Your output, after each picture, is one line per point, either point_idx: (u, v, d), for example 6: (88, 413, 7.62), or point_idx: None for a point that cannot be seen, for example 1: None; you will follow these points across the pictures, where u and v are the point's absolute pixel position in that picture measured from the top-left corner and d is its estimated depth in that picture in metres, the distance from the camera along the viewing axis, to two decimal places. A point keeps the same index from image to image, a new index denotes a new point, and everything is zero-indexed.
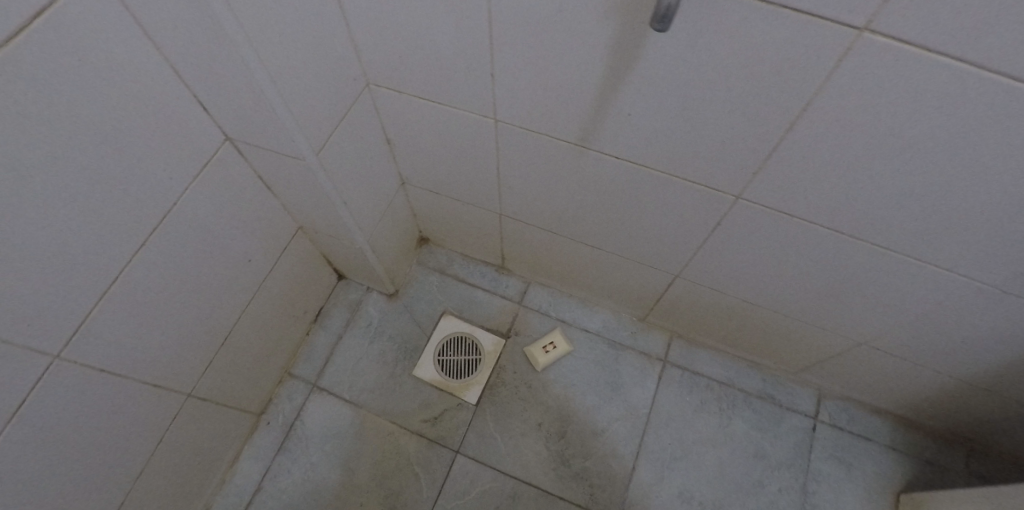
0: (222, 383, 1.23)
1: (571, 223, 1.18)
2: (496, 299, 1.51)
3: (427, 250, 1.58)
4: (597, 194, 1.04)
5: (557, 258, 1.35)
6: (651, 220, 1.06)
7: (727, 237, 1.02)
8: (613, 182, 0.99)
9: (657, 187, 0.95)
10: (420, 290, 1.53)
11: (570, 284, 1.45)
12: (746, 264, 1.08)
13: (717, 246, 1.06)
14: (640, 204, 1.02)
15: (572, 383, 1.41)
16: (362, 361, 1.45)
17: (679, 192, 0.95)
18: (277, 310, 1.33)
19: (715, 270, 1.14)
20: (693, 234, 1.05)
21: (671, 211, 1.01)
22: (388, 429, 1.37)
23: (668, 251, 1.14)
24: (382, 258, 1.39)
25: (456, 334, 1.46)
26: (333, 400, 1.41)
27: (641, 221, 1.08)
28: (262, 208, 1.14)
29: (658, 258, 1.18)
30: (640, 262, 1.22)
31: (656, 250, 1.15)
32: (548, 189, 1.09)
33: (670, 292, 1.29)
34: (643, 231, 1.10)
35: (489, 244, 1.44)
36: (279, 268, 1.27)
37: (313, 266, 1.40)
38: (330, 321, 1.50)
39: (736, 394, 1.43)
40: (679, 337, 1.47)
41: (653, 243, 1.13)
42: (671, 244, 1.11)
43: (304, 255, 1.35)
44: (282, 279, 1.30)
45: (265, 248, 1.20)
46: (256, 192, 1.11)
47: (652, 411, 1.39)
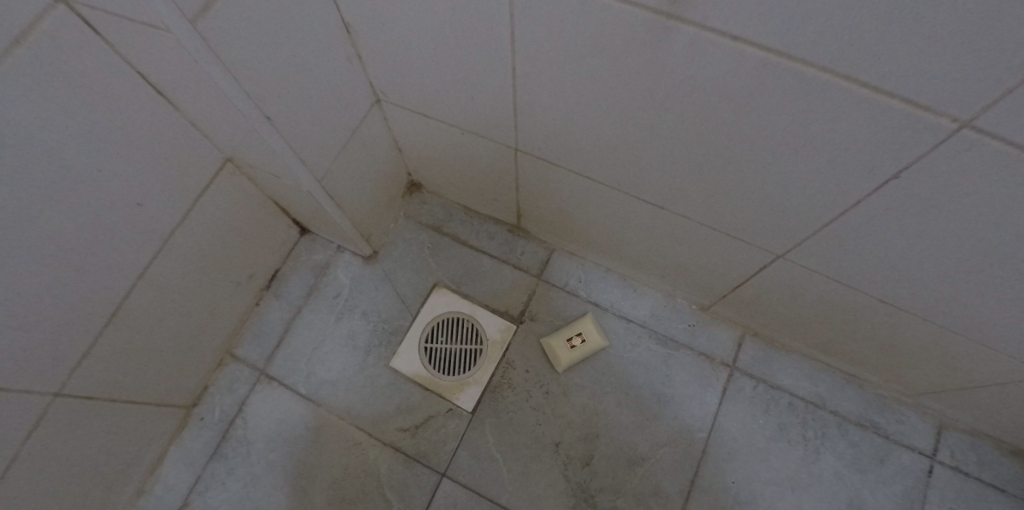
0: (116, 373, 0.88)
1: (626, 166, 0.76)
2: (507, 269, 1.10)
3: (417, 199, 1.17)
4: (680, 115, 0.62)
5: (598, 217, 0.93)
6: (766, 163, 0.62)
7: (900, 205, 0.59)
8: (713, 93, 0.56)
9: (797, 107, 0.53)
10: (405, 252, 1.13)
11: (611, 254, 1.03)
12: (912, 251, 0.66)
13: (869, 216, 0.63)
14: (750, 133, 0.59)
15: (604, 390, 1.02)
16: (324, 344, 1.09)
17: (836, 118, 0.51)
18: (200, 274, 0.96)
19: (846, 255, 0.72)
20: (835, 194, 0.62)
21: (811, 147, 0.57)
22: (353, 439, 1.02)
23: (778, 216, 0.71)
24: (347, 205, 0.99)
25: (450, 316, 1.07)
26: (285, 393, 1.07)
27: (745, 164, 0.65)
28: (148, 125, 0.74)
29: (757, 228, 0.76)
30: (725, 231, 0.80)
31: (758, 216, 0.73)
32: (596, 107, 0.67)
33: (760, 276, 0.87)
34: (745, 181, 0.67)
35: (502, 193, 1.03)
36: (197, 215, 0.90)
37: (255, 214, 1.02)
38: (286, 289, 1.14)
39: (828, 418, 1.04)
40: (759, 335, 1.06)
41: (757, 202, 0.70)
42: (790, 206, 0.68)
43: (239, 198, 0.96)
44: (204, 230, 0.92)
45: (164, 185, 0.81)
46: (139, 98, 0.71)
47: (713, 438, 1.00)
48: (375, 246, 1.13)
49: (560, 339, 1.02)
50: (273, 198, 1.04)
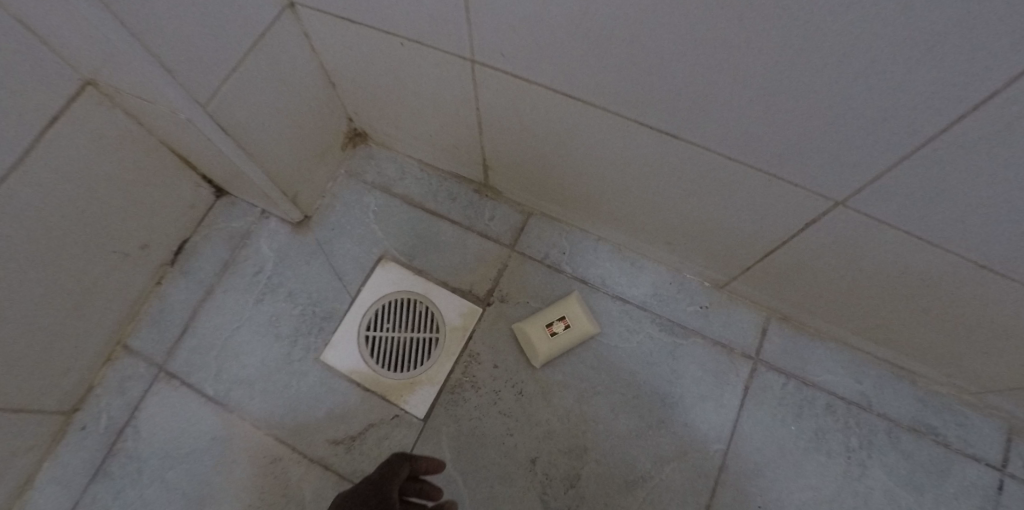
0: None
1: (629, 80, 0.53)
2: (472, 238, 0.87)
3: (362, 152, 0.94)
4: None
5: (588, 162, 0.70)
6: (844, 49, 0.39)
7: None
8: None
9: None
10: (344, 217, 0.90)
11: (604, 216, 0.81)
12: None
13: (999, 128, 0.39)
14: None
15: (593, 391, 0.80)
16: (240, 333, 0.85)
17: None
18: (55, 245, 0.71)
19: (941, 204, 0.50)
20: (951, 96, 0.38)
21: (931, 3, 0.32)
22: (273, 454, 0.79)
23: (849, 144, 0.48)
24: (256, 153, 0.74)
25: (398, 297, 0.84)
26: (189, 395, 0.84)
27: (806, 54, 0.41)
28: None
29: (808, 163, 0.52)
30: (764, 171, 0.56)
31: (816, 148, 0.50)
32: None
33: (804, 237, 0.64)
34: (804, 82, 0.43)
35: (464, 136, 0.79)
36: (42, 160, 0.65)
37: (141, 164, 0.78)
38: (197, 264, 0.90)
39: (874, 423, 0.82)
40: (789, 319, 0.84)
41: (821, 121, 0.47)
42: (874, 122, 0.44)
43: (112, 138, 0.72)
44: (54, 182, 0.67)
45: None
46: None
47: (733, 450, 0.78)
48: (306, 210, 0.89)
49: (539, 325, 0.80)
50: (168, 145, 0.81)
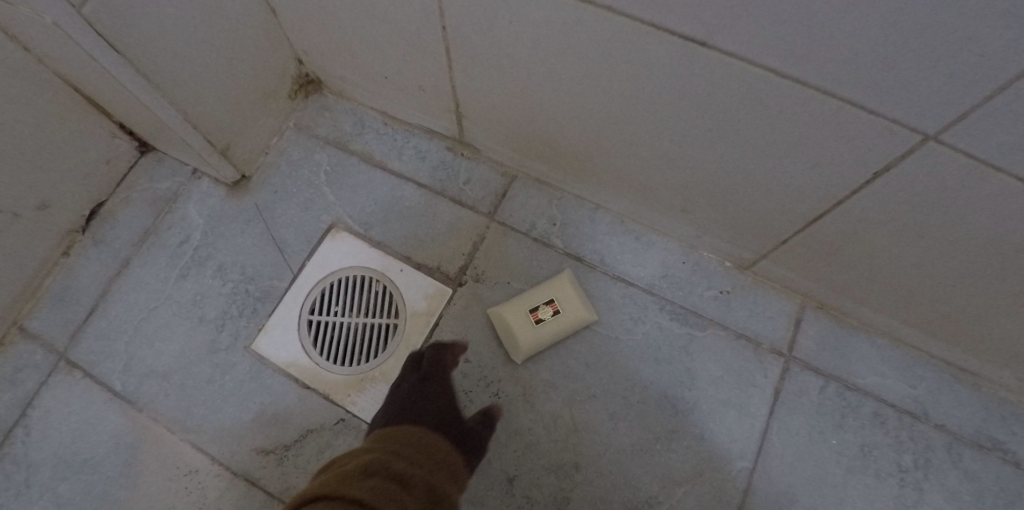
0: None
1: None
2: (443, 205, 0.72)
3: (315, 102, 0.78)
4: None
5: (583, 95, 0.53)
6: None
7: None
8: None
9: None
10: (288, 178, 0.74)
11: (603, 175, 0.65)
12: None
13: None
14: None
15: (587, 393, 0.65)
16: (158, 315, 0.70)
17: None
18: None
19: None
20: None
21: None
22: (189, 465, 0.63)
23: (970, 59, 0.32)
24: (148, 89, 0.57)
25: (351, 274, 0.69)
26: (93, 390, 0.68)
27: None
28: None
29: (899, 77, 0.36)
30: (831, 93, 0.40)
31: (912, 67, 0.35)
32: None
33: (867, 194, 0.48)
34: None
35: (431, 74, 0.64)
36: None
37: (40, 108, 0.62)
38: (111, 232, 0.75)
39: (931, 437, 0.66)
40: (827, 308, 0.68)
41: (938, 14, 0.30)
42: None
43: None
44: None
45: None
46: None
47: (760, 470, 0.63)
48: (244, 168, 0.74)
49: (521, 310, 0.64)
50: (69, 83, 0.63)
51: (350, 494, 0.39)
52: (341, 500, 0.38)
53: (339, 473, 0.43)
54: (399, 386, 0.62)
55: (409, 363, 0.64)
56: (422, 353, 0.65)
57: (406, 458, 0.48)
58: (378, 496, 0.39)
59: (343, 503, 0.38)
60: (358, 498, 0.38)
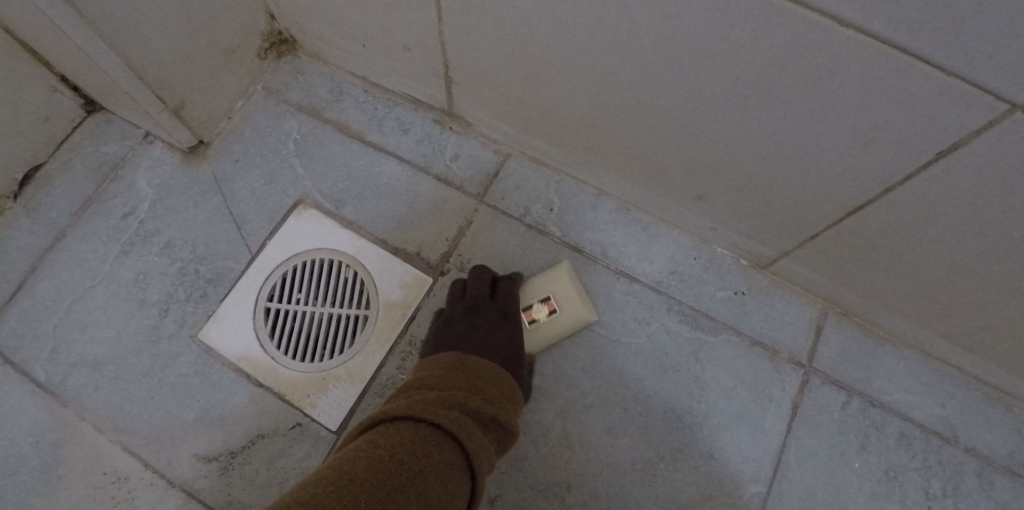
0: None
1: None
2: (427, 183, 0.64)
3: (288, 64, 0.70)
4: None
5: (591, 53, 0.45)
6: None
7: None
8: None
9: None
10: (253, 146, 0.65)
11: (609, 153, 0.57)
12: None
13: None
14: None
15: (583, 402, 0.57)
16: (94, 295, 0.61)
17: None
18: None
19: None
20: None
21: None
22: (117, 472, 0.55)
23: None
24: (63, 28, 0.47)
25: (317, 258, 0.60)
26: (9, 380, 0.58)
27: None
28: None
29: (1005, 31, 0.27)
30: (910, 48, 0.31)
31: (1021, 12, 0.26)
32: None
33: (921, 182, 0.41)
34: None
35: (416, 30, 0.55)
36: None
37: None
38: (46, 201, 0.66)
39: (961, 462, 0.59)
40: (851, 315, 0.61)
41: None
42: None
43: None
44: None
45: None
46: None
47: (775, 495, 0.56)
48: (202, 133, 0.65)
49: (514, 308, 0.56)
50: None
51: (434, 420, 0.34)
52: (425, 425, 0.34)
53: (418, 396, 0.38)
54: (475, 310, 0.53)
55: (484, 288, 0.55)
56: (498, 288, 0.56)
57: (483, 393, 0.43)
58: (462, 429, 0.35)
59: (426, 428, 0.33)
60: (443, 426, 0.34)
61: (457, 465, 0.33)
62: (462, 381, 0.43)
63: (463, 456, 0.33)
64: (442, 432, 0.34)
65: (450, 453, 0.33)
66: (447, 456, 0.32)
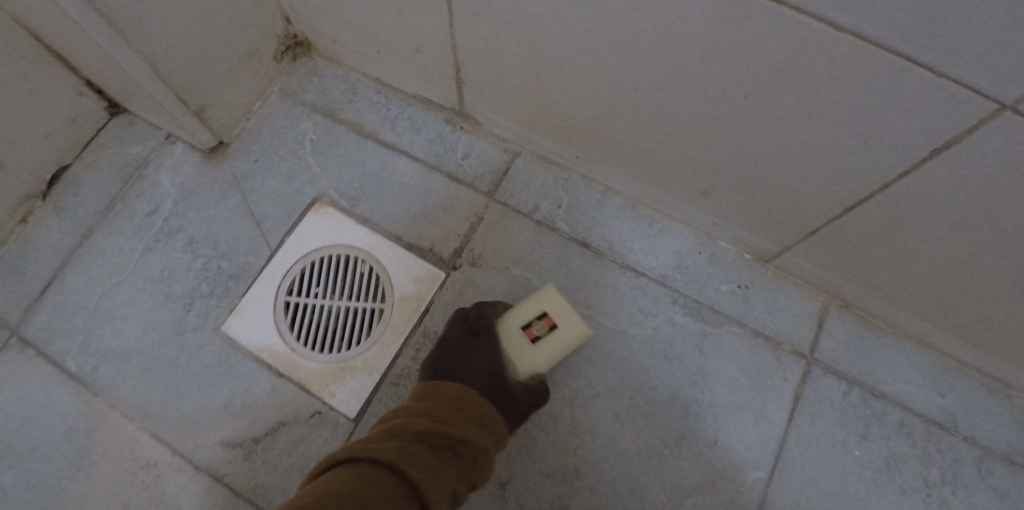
0: None
1: None
2: (438, 181, 0.66)
3: (303, 66, 0.72)
4: None
5: (598, 56, 0.47)
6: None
7: None
8: None
9: None
10: (271, 146, 0.68)
11: (614, 151, 0.59)
12: None
13: None
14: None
15: (590, 392, 0.59)
16: (121, 290, 0.64)
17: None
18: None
19: None
20: None
21: None
22: (145, 458, 0.57)
23: None
24: (95, 34, 0.50)
25: (334, 253, 0.63)
26: (42, 372, 0.61)
27: None
28: None
29: (990, 31, 0.29)
30: (903, 50, 0.33)
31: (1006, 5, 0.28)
32: None
33: (917, 177, 0.42)
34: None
35: (428, 32, 0.57)
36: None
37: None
38: (74, 199, 0.68)
39: (960, 450, 0.61)
40: (852, 308, 0.63)
41: None
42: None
43: None
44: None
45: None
46: None
47: (777, 481, 0.57)
48: (222, 134, 0.67)
49: (514, 330, 0.56)
50: (23, 26, 0.56)
51: (375, 456, 0.36)
52: (366, 464, 0.36)
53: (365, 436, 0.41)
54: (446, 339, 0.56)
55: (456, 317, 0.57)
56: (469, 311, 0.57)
57: (436, 415, 0.45)
58: (404, 458, 0.37)
59: (366, 466, 0.35)
60: (382, 459, 0.36)
61: (401, 494, 0.35)
62: (414, 408, 0.45)
63: (408, 484, 0.35)
64: (384, 466, 0.36)
65: (393, 484, 0.35)
66: (389, 488, 0.34)
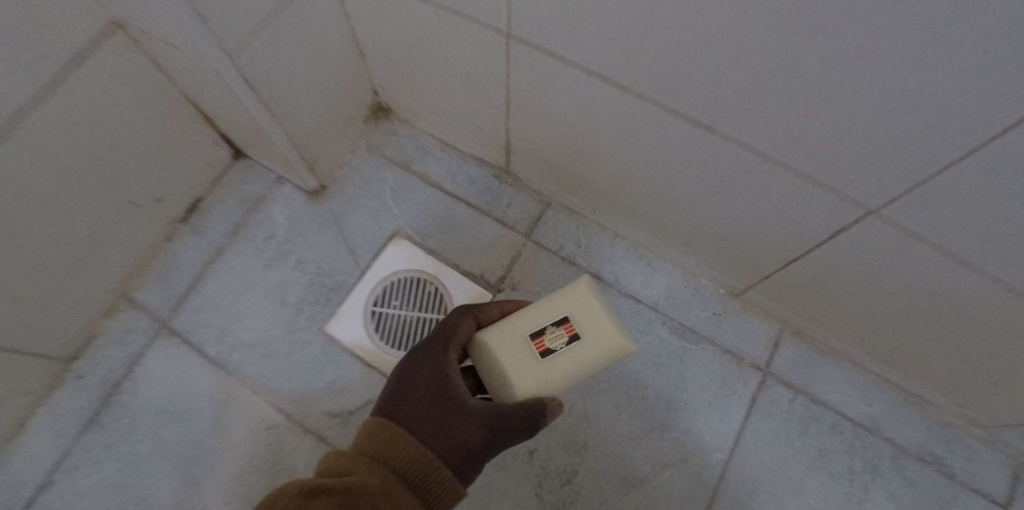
0: None
1: (659, 75, 0.51)
2: (487, 223, 0.86)
3: (384, 127, 0.93)
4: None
5: (612, 150, 0.67)
6: (943, 45, 0.33)
7: None
8: None
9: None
10: (360, 190, 0.89)
11: (623, 209, 0.79)
12: None
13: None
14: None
15: (597, 388, 0.79)
16: (247, 296, 0.85)
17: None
18: (32, 208, 0.65)
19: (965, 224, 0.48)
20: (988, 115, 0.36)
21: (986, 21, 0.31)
22: (268, 421, 0.79)
23: (880, 159, 0.46)
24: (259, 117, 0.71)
25: (408, 275, 0.83)
26: (190, 355, 0.83)
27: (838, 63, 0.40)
28: None
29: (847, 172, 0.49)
30: (805, 176, 0.53)
31: (848, 159, 0.48)
32: None
33: (828, 249, 0.62)
34: (875, 70, 0.38)
35: (488, 117, 0.78)
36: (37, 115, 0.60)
37: (173, 119, 0.78)
38: (208, 224, 0.89)
39: (880, 447, 0.79)
40: (802, 334, 0.82)
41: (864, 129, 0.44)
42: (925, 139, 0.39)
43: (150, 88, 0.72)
44: (44, 140, 0.63)
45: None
46: None
47: (734, 462, 0.77)
48: (323, 179, 0.88)
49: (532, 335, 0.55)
50: (193, 101, 0.78)
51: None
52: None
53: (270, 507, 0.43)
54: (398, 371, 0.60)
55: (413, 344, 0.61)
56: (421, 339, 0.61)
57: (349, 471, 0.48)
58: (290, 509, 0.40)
59: None
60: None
61: None
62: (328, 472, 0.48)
63: None
64: None
65: None
66: None
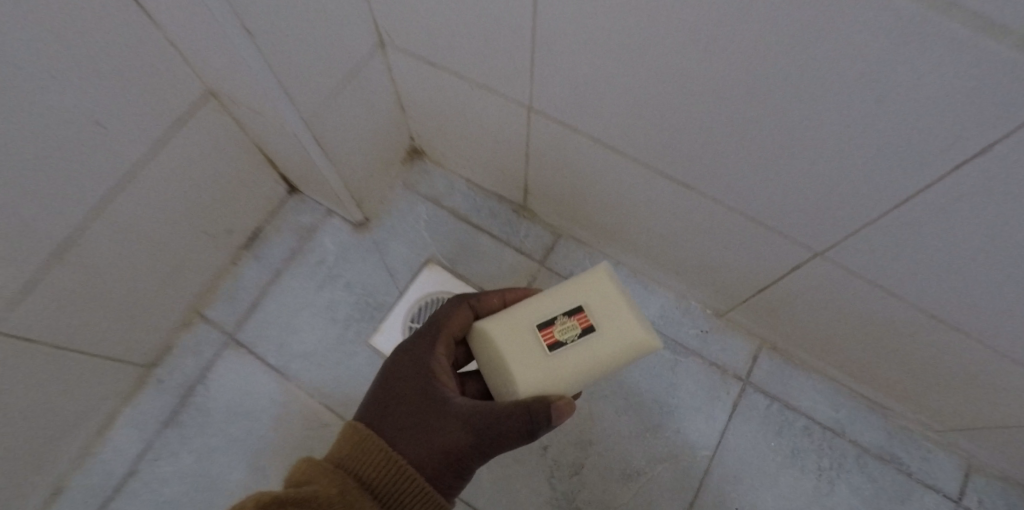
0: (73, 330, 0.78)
1: (651, 147, 0.66)
2: (507, 251, 1.00)
3: (418, 167, 1.08)
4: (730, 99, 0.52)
5: (613, 196, 0.82)
6: (847, 141, 0.48)
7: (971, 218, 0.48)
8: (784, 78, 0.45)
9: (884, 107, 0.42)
10: (398, 222, 1.03)
11: (623, 242, 0.93)
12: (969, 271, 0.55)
13: (926, 214, 0.51)
14: (839, 82, 0.43)
15: (601, 394, 0.93)
16: (302, 313, 0.99)
17: (937, 64, 0.37)
18: (142, 241, 0.81)
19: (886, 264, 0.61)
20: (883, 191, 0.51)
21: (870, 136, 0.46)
22: (321, 420, 0.93)
23: (818, 215, 0.60)
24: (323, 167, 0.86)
25: (440, 296, 0.97)
26: (254, 363, 0.97)
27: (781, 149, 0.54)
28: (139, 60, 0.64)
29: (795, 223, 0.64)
30: (765, 225, 0.67)
31: (796, 213, 0.62)
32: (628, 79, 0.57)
33: (790, 281, 0.76)
34: (804, 154, 0.53)
35: (510, 165, 0.92)
36: (151, 169, 0.75)
37: (248, 165, 0.93)
38: (267, 250, 1.04)
39: (845, 447, 0.92)
40: (777, 350, 0.95)
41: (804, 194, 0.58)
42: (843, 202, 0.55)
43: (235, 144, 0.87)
44: (158, 188, 0.78)
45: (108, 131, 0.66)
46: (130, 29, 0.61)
47: (717, 458, 0.90)
48: (367, 213, 1.03)
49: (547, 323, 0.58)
50: (263, 150, 0.93)
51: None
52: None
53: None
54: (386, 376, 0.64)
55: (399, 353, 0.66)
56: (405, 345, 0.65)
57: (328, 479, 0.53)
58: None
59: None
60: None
61: None
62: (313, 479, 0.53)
63: None
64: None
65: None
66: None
